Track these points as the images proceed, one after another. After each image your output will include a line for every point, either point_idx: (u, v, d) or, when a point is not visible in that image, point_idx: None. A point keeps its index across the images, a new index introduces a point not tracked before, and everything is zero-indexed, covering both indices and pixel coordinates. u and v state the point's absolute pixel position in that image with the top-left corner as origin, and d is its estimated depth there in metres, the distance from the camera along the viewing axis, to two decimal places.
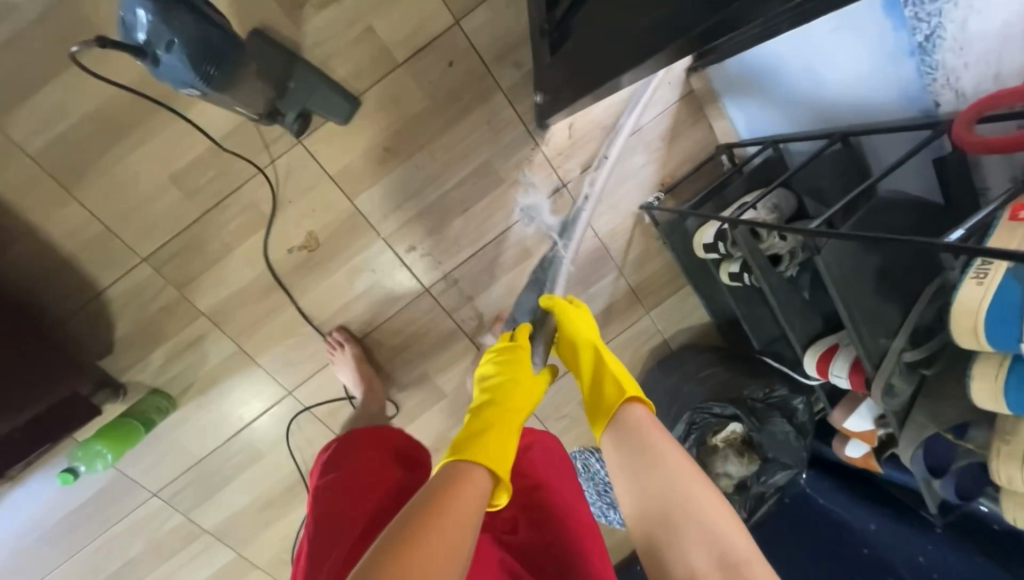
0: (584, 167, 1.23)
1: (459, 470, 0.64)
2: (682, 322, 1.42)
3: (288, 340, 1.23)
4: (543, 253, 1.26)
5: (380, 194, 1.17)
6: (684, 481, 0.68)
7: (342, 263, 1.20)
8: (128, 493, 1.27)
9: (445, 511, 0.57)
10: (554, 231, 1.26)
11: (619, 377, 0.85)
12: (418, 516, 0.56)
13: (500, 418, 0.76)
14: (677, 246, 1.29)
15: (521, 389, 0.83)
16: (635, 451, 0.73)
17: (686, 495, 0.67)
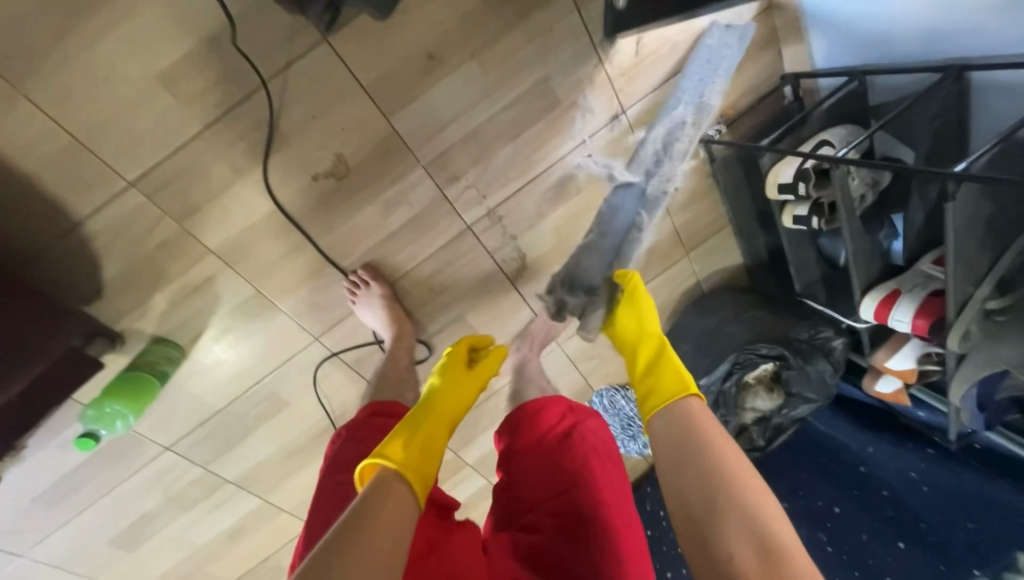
0: (664, 123, 1.12)
1: (386, 487, 0.63)
2: (719, 263, 1.40)
3: (312, 282, 1.09)
4: (609, 219, 1.19)
5: (421, 112, 1.00)
6: (735, 466, 0.67)
7: (376, 194, 1.04)
8: (137, 448, 1.16)
9: (377, 521, 0.58)
10: (629, 193, 1.18)
11: (675, 369, 0.84)
12: (344, 530, 0.56)
13: (431, 424, 0.77)
14: (729, 185, 1.24)
15: (450, 393, 0.86)
16: (682, 435, 0.73)
17: (734, 479, 0.65)
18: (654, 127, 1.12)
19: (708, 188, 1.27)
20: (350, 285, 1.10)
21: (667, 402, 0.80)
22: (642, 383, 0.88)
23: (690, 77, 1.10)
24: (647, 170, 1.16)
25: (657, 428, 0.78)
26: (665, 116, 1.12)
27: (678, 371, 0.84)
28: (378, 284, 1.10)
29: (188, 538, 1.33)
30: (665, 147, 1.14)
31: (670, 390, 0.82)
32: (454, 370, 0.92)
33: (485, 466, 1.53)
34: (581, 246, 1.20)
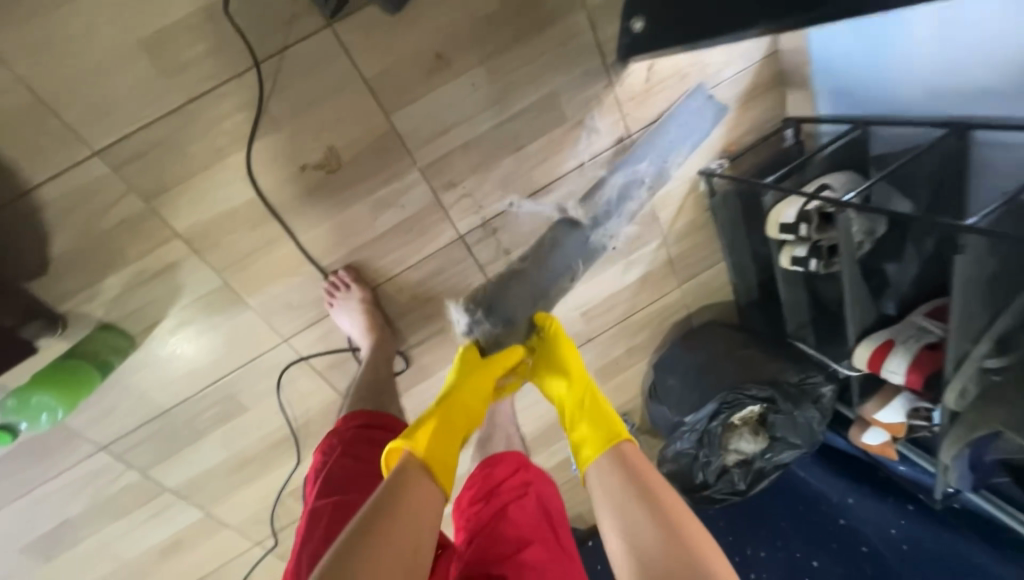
0: (625, 172, 1.10)
1: (410, 478, 0.72)
2: (710, 299, 1.38)
3: (286, 279, 1.01)
4: (551, 262, 1.12)
5: (423, 113, 0.95)
6: (674, 511, 0.72)
7: (366, 192, 0.98)
8: (68, 445, 1.04)
9: (399, 524, 0.66)
10: (575, 239, 1.13)
11: (606, 416, 0.87)
12: (373, 522, 0.66)
13: (452, 425, 0.83)
14: (724, 221, 1.21)
15: (474, 387, 0.91)
16: (621, 486, 0.77)
17: (674, 525, 0.70)
18: (615, 176, 1.11)
19: (705, 221, 1.25)
20: (329, 292, 1.03)
21: (602, 452, 0.83)
22: (574, 431, 0.89)
23: (666, 137, 1.11)
24: (596, 218, 1.12)
25: (597, 481, 0.80)
26: (629, 168, 1.11)
27: (610, 418, 0.87)
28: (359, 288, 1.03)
29: (113, 551, 1.19)
30: (620, 198, 1.13)
31: (603, 439, 0.84)
32: (472, 365, 0.95)
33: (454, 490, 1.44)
34: (511, 271, 1.11)
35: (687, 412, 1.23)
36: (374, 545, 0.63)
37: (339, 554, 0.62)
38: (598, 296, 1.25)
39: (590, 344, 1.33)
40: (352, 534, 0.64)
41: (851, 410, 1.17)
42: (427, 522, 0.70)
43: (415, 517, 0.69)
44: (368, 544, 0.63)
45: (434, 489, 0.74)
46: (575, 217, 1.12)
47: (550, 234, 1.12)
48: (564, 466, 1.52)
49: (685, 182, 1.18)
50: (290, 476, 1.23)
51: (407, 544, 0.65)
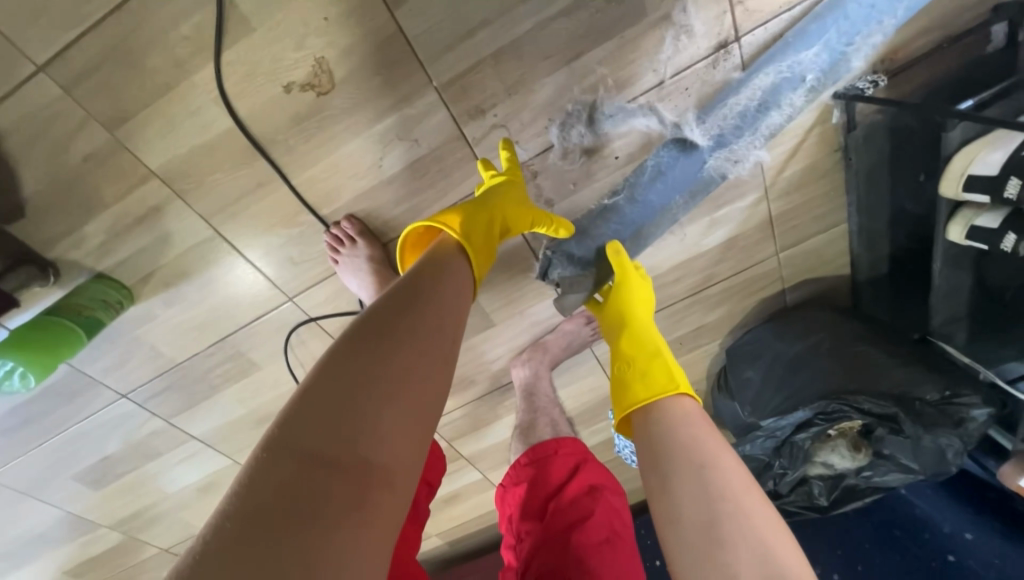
0: (775, 68, 0.75)
1: (438, 268, 0.61)
2: (815, 271, 1.06)
3: (285, 230, 0.86)
4: (648, 196, 0.84)
5: (439, 9, 0.69)
6: (738, 486, 0.55)
7: (370, 122, 0.76)
8: (89, 391, 1.02)
9: (423, 315, 0.55)
10: (687, 166, 0.82)
11: (663, 365, 0.72)
12: (394, 310, 0.54)
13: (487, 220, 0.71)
14: (862, 168, 0.86)
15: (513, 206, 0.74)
16: (676, 446, 0.60)
17: (736, 499, 0.53)
18: (747, 78, 0.76)
19: (831, 167, 0.90)
20: (332, 247, 0.85)
21: (650, 400, 0.68)
22: (626, 368, 0.76)
23: (856, 6, 0.71)
24: (721, 136, 0.80)
25: (647, 431, 0.65)
26: (788, 57, 0.74)
27: (670, 366, 0.72)
28: (363, 242, 0.85)
29: (154, 485, 1.23)
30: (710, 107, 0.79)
31: (659, 385, 0.69)
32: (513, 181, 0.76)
33: (484, 461, 1.34)
34: (601, 207, 0.86)
35: (764, 414, 0.97)
36: (403, 324, 0.53)
37: (360, 332, 0.51)
38: (667, 262, 0.99)
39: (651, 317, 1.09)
40: (373, 312, 0.53)
41: (1007, 437, 0.90)
42: (452, 323, 0.58)
43: (441, 312, 0.57)
44: (390, 329, 0.52)
45: (461, 286, 0.62)
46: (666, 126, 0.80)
47: (654, 159, 0.82)
48: (608, 447, 1.36)
49: (811, 111, 0.83)
50: None
51: (430, 335, 0.54)
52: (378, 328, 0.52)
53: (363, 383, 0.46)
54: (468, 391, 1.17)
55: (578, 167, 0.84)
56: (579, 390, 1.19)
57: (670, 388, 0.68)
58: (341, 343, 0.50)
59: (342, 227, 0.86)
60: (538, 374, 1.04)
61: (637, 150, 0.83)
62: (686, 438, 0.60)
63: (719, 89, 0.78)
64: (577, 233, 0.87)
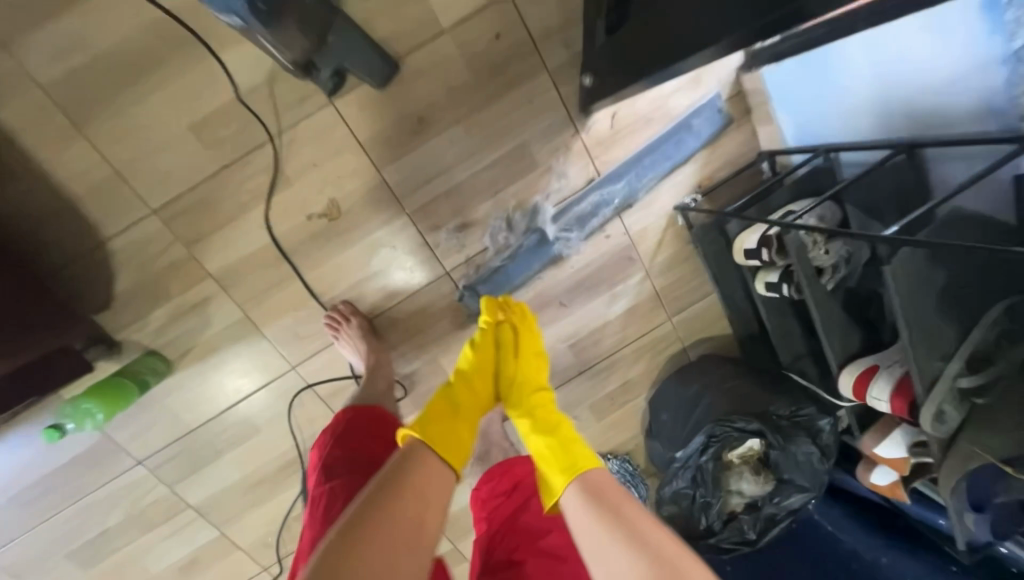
0: (625, 188, 1.17)
1: (420, 457, 0.74)
2: (704, 332, 1.37)
3: (296, 312, 1.17)
4: (520, 258, 1.19)
5: (410, 168, 1.11)
6: (664, 549, 0.66)
7: (363, 235, 1.14)
8: (111, 458, 1.21)
9: (404, 498, 0.68)
10: (541, 248, 1.19)
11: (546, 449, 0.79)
12: (384, 491, 0.68)
13: (462, 403, 0.85)
14: (708, 251, 1.23)
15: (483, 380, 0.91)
16: (609, 527, 0.69)
17: (665, 565, 0.64)
18: (606, 197, 1.18)
19: (688, 253, 1.28)
20: (334, 325, 1.16)
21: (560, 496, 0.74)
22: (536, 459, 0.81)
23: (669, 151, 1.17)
24: (569, 225, 1.19)
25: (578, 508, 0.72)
26: (632, 173, 1.17)
27: (564, 445, 0.78)
28: (358, 320, 1.16)
29: (141, 564, 1.31)
30: (587, 217, 1.19)
31: (560, 468, 0.76)
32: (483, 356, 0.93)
33: (454, 528, 1.45)
34: (493, 268, 1.19)
35: (678, 448, 1.19)
36: (380, 522, 0.64)
37: (353, 522, 0.64)
38: (585, 328, 1.30)
39: (583, 375, 1.36)
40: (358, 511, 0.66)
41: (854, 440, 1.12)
42: (434, 496, 0.72)
43: (423, 488, 0.71)
44: (379, 510, 0.66)
45: (438, 466, 0.75)
46: (558, 229, 1.18)
47: (523, 243, 1.19)
48: None
49: (662, 217, 1.24)
50: (296, 500, 1.31)
51: (404, 529, 0.65)
52: (369, 510, 0.66)
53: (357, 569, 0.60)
54: None
55: (506, 260, 1.19)
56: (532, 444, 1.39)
57: (560, 479, 0.75)
58: (337, 530, 0.64)
59: (342, 310, 1.17)
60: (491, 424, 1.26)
61: (533, 245, 1.19)
62: (608, 508, 0.70)
63: (593, 208, 1.18)
64: (485, 282, 1.19)
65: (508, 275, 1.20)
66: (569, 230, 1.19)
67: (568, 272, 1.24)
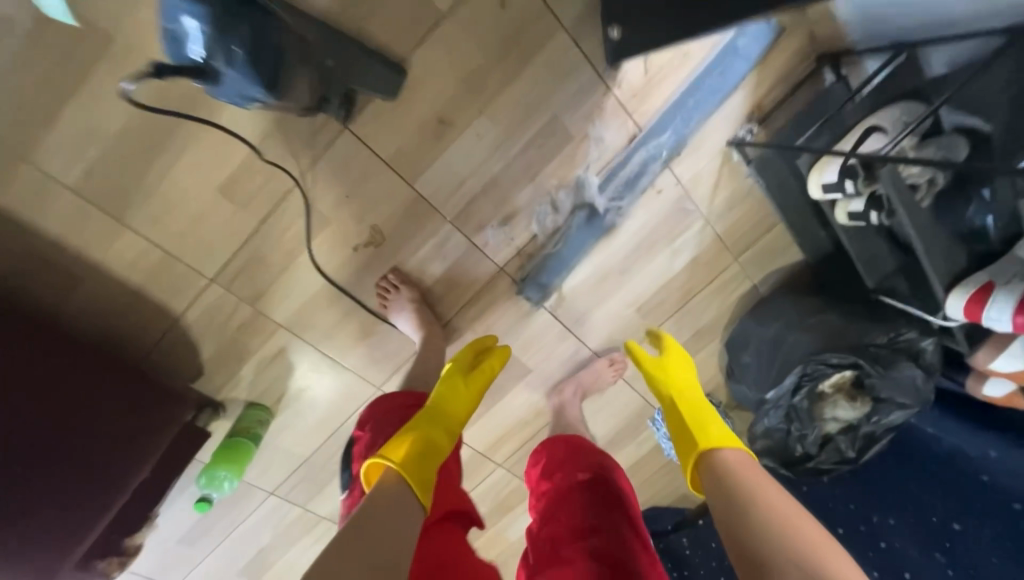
0: (672, 138, 1.07)
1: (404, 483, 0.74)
2: (773, 264, 1.30)
3: (369, 339, 1.20)
4: (573, 239, 1.14)
5: (442, 175, 1.05)
6: (817, 548, 0.66)
7: (411, 253, 1.12)
8: (253, 494, 1.35)
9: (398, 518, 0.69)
10: (593, 223, 1.13)
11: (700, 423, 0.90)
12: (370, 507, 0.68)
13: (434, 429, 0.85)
14: (771, 183, 1.13)
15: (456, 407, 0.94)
16: (758, 512, 0.72)
17: (807, 545, 0.67)
18: (651, 156, 1.08)
19: (747, 188, 1.18)
20: (382, 294, 1.15)
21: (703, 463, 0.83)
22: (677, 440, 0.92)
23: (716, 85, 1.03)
24: (618, 193, 1.11)
25: (722, 486, 0.78)
26: (678, 120, 1.05)
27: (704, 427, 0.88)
28: (405, 286, 1.15)
29: (300, 566, 1.52)
30: (634, 180, 1.10)
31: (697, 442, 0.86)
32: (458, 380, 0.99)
33: None
34: (547, 254, 1.15)
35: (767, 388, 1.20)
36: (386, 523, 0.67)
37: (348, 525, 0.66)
38: (649, 290, 1.27)
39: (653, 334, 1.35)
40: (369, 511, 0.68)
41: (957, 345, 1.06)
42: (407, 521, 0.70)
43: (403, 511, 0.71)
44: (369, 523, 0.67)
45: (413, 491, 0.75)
46: (608, 200, 1.12)
47: (572, 223, 1.13)
48: (657, 449, 1.57)
49: (715, 158, 1.13)
50: None
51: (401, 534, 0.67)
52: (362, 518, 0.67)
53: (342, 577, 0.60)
54: (526, 429, 1.43)
55: (559, 242, 1.14)
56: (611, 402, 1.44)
57: (707, 442, 0.85)
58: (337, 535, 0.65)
59: (386, 279, 1.14)
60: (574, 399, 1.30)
61: (583, 223, 1.13)
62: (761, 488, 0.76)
63: (639, 169, 1.10)
64: (546, 267, 1.17)
65: (563, 257, 1.16)
66: (619, 199, 1.12)
67: (623, 240, 1.19)
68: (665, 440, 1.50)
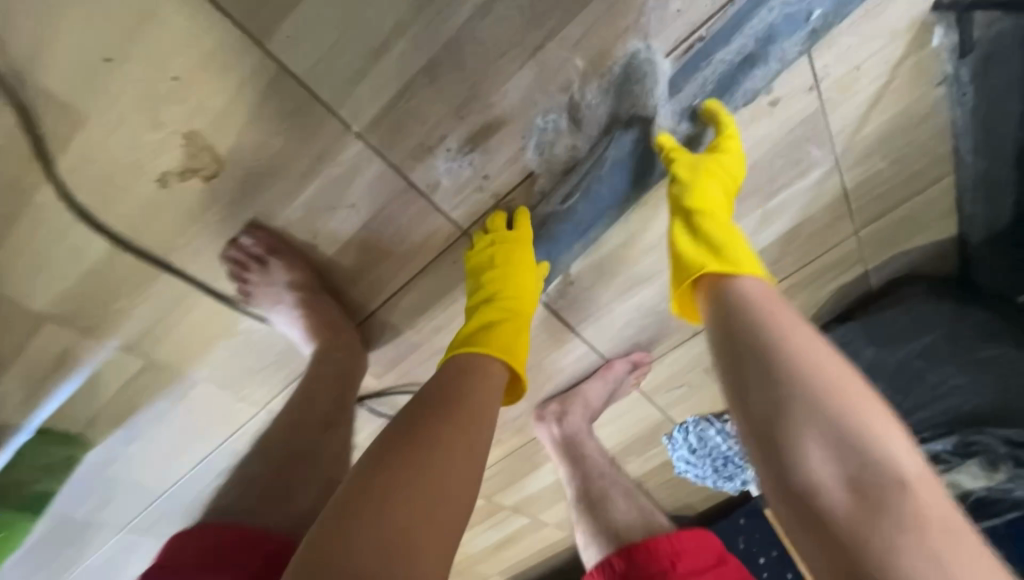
0: None
1: (471, 379, 0.55)
2: (909, 240, 0.80)
3: (228, 339, 0.69)
4: (602, 192, 0.60)
5: (332, 26, 0.47)
6: (837, 386, 0.42)
7: (285, 196, 0.57)
8: (80, 533, 0.91)
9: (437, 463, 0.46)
10: (644, 158, 0.60)
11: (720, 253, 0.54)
12: (431, 405, 0.51)
13: (502, 319, 0.62)
14: (983, 100, 0.60)
15: (522, 285, 0.63)
16: (761, 358, 0.45)
17: (831, 391, 0.42)
18: (786, 23, 0.51)
19: (931, 108, 0.63)
20: (238, 280, 0.61)
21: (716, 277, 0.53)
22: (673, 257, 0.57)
23: None
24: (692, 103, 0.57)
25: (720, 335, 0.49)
26: None
27: (725, 240, 0.55)
28: (282, 263, 0.62)
29: None
30: (737, 76, 0.55)
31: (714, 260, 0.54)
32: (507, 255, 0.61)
33: (530, 506, 1.20)
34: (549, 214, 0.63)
35: None
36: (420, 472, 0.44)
37: (401, 426, 0.49)
38: None
39: (699, 336, 0.88)
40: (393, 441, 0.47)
41: None
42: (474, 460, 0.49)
43: (474, 426, 0.50)
44: (412, 439, 0.47)
45: (493, 404, 0.54)
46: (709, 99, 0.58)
47: (604, 161, 0.58)
48: (667, 466, 1.19)
49: (898, 38, 0.57)
50: None
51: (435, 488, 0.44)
52: (391, 452, 0.46)
53: (346, 547, 0.39)
54: (494, 451, 1.01)
55: (574, 195, 0.60)
56: (618, 415, 1.03)
57: (715, 262, 0.53)
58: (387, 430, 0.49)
59: (241, 246, 0.60)
60: (573, 431, 0.86)
61: (624, 159, 0.59)
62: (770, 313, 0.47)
63: (752, 51, 0.53)
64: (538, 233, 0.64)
65: (577, 222, 0.63)
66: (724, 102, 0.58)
67: None
68: (682, 461, 1.09)
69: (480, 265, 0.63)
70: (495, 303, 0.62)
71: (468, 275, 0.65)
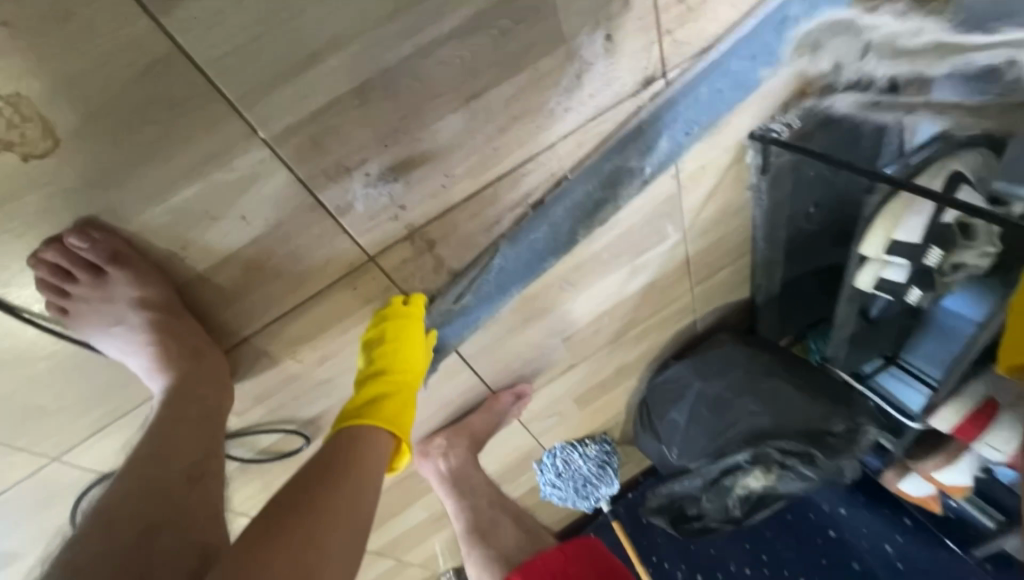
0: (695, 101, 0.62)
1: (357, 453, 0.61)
2: (722, 299, 1.04)
3: (15, 366, 0.51)
4: (515, 260, 0.66)
5: (252, 21, 0.42)
6: None
7: (147, 196, 0.46)
8: None
9: (337, 498, 0.56)
10: (551, 216, 0.65)
11: None
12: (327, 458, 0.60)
13: (391, 401, 0.66)
14: (773, 204, 0.84)
15: (411, 370, 0.67)
16: None
17: None
18: (667, 138, 0.64)
19: (743, 203, 0.85)
20: (54, 290, 0.49)
21: None
22: None
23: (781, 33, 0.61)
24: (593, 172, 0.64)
25: None
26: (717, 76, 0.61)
27: None
28: (129, 271, 0.51)
29: None
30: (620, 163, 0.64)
31: None
32: (402, 345, 0.64)
33: (397, 547, 1.13)
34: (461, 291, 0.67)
35: (694, 459, 0.97)
36: (321, 502, 0.55)
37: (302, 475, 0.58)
38: (585, 316, 0.87)
39: (575, 369, 0.98)
40: (295, 488, 0.56)
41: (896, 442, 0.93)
42: (360, 509, 0.57)
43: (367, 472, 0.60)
44: (314, 487, 0.56)
45: (376, 477, 0.60)
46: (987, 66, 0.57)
47: (517, 236, 0.65)
48: (534, 491, 1.26)
49: (728, 151, 0.76)
50: None
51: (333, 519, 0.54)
52: (294, 495, 0.55)
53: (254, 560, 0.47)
54: None
55: (466, 295, 0.67)
56: (495, 444, 1.06)
57: None
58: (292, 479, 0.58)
59: (66, 249, 0.47)
60: (462, 465, 0.88)
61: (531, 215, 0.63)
62: None
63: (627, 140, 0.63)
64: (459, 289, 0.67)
65: (468, 315, 0.70)
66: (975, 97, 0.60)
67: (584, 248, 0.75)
68: (548, 485, 1.15)
69: (374, 342, 0.64)
70: (383, 380, 0.65)
71: (360, 349, 0.65)
